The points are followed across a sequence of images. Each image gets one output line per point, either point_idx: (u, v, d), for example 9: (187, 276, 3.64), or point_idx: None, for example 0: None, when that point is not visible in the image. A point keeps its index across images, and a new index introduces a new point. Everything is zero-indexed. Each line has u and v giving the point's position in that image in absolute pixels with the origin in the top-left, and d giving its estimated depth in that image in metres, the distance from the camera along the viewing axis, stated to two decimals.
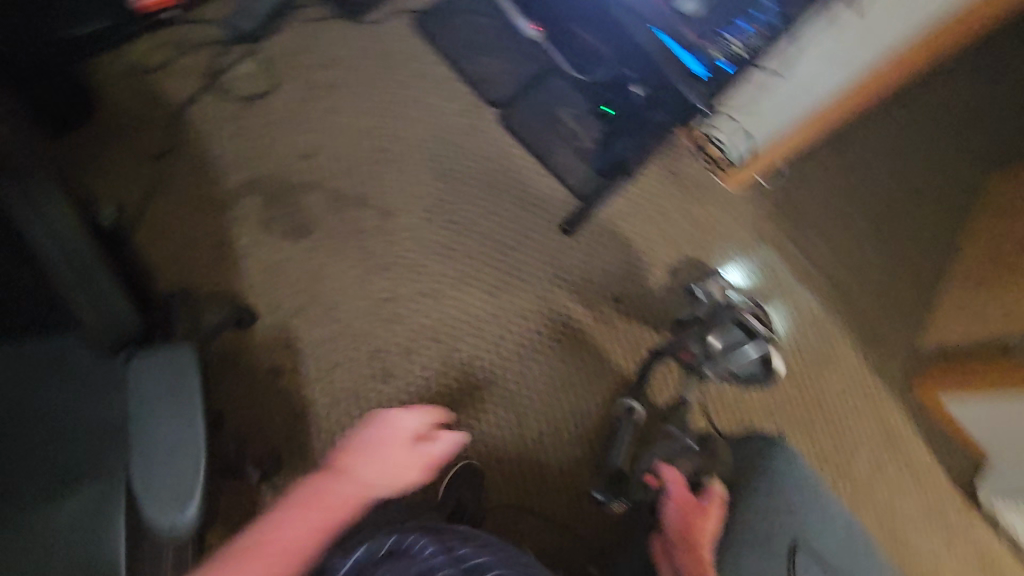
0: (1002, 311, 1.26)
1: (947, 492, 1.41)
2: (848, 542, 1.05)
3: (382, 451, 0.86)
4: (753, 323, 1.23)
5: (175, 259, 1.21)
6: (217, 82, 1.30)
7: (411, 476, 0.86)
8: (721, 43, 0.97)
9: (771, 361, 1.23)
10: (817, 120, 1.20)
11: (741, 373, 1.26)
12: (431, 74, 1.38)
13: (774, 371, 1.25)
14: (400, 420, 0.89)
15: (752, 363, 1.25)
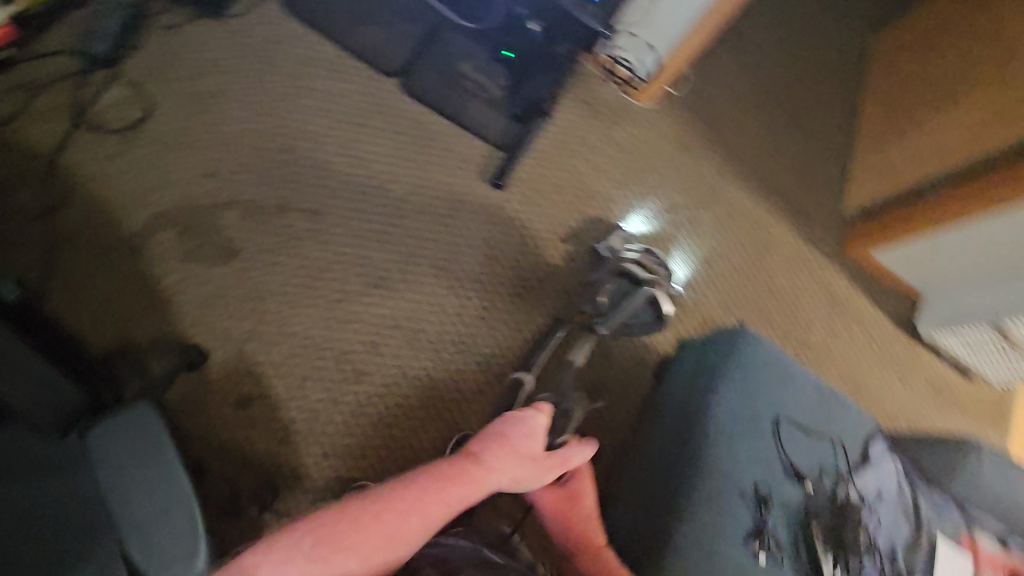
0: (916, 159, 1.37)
1: (897, 336, 1.53)
2: (823, 402, 1.06)
3: (521, 446, 0.97)
4: (636, 270, 1.21)
5: (97, 318, 1.09)
6: (86, 116, 1.16)
7: (528, 474, 0.97)
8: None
9: (661, 307, 1.20)
10: (702, 27, 1.22)
11: (639, 327, 1.22)
12: (318, 57, 1.29)
13: (667, 317, 1.21)
14: (534, 421, 1.01)
15: (649, 314, 1.21)
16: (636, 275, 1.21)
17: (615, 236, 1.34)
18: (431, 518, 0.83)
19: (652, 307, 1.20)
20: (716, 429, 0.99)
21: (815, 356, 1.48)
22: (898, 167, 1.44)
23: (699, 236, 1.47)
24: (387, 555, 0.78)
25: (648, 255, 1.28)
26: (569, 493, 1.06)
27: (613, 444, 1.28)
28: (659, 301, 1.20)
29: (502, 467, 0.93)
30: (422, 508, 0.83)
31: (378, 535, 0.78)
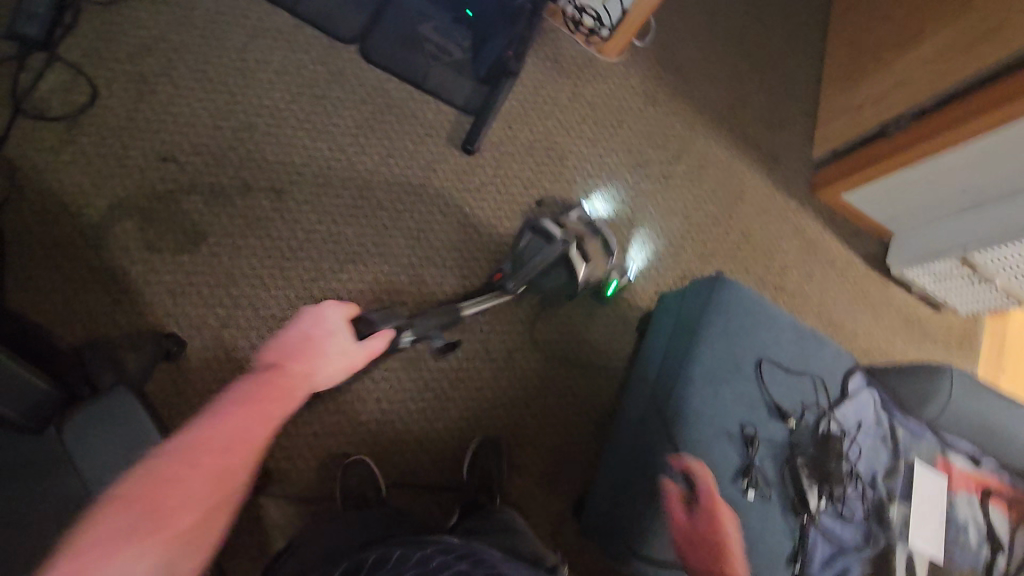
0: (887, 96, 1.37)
1: (868, 274, 1.57)
2: (801, 341, 1.09)
3: (321, 340, 0.80)
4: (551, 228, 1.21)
5: (59, 316, 1.03)
6: (26, 104, 1.08)
7: (344, 363, 0.80)
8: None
9: (574, 267, 1.20)
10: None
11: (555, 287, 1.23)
12: (270, 26, 1.23)
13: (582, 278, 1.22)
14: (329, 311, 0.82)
15: (564, 273, 1.22)
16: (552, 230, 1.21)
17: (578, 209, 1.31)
18: (245, 453, 0.61)
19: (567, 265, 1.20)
20: (701, 375, 1.01)
21: (792, 299, 1.50)
22: (864, 107, 1.46)
23: (673, 189, 1.46)
24: (230, 475, 0.59)
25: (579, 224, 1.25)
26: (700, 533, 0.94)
27: (600, 399, 1.30)
28: (574, 259, 1.19)
29: (310, 365, 0.76)
30: (226, 449, 0.60)
31: (202, 467, 0.58)
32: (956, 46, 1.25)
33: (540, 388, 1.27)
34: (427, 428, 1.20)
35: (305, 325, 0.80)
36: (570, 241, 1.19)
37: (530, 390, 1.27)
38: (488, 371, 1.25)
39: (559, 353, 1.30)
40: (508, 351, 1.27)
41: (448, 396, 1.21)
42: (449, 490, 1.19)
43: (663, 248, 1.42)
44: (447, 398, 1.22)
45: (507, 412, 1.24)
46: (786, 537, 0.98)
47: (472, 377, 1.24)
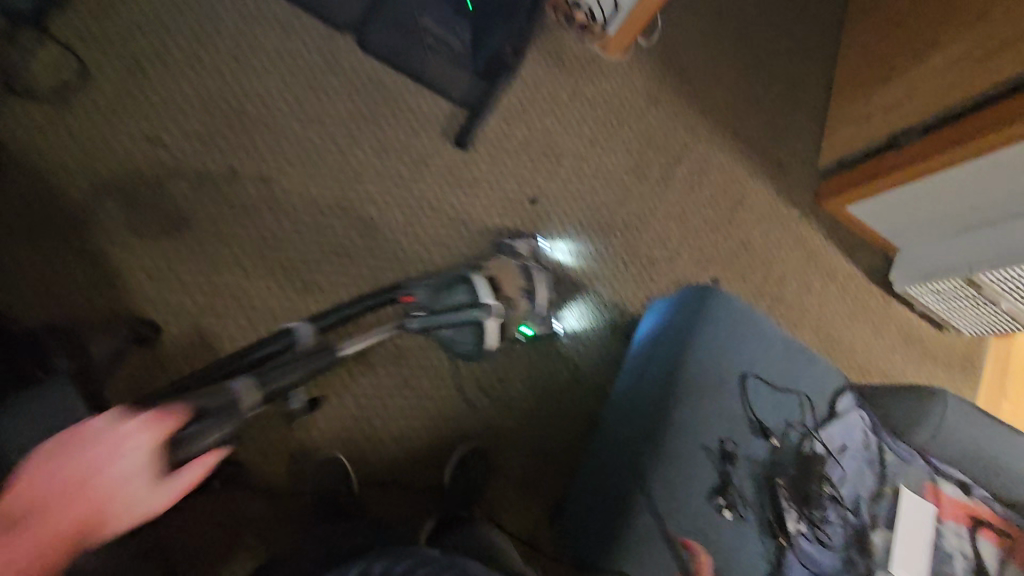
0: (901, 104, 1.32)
1: (869, 290, 1.53)
2: (790, 357, 1.05)
3: (104, 473, 0.60)
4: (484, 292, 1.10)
5: (36, 296, 1.02)
6: (14, 80, 1.07)
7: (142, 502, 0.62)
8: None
9: (482, 335, 1.09)
10: None
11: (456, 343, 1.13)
12: (265, 10, 1.21)
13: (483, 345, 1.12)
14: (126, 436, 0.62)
15: (470, 338, 1.11)
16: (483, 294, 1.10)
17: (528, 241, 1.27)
18: None
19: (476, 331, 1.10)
20: (683, 388, 0.98)
21: (788, 311, 1.46)
22: (874, 117, 1.41)
23: (672, 193, 1.43)
24: None
25: (513, 271, 1.18)
26: None
27: (583, 405, 1.28)
28: (485, 330, 1.09)
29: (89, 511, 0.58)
30: None
31: None
32: (971, 58, 1.19)
33: (522, 392, 1.25)
34: (405, 427, 1.18)
35: (98, 450, 0.60)
36: (494, 315, 1.08)
37: (512, 393, 1.24)
38: (470, 372, 1.23)
39: (544, 356, 1.27)
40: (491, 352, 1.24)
41: (427, 394, 1.20)
42: (425, 491, 1.18)
43: (658, 254, 1.39)
44: (427, 397, 1.20)
45: (487, 413, 1.23)
46: (761, 558, 0.96)
47: (453, 376, 1.22)
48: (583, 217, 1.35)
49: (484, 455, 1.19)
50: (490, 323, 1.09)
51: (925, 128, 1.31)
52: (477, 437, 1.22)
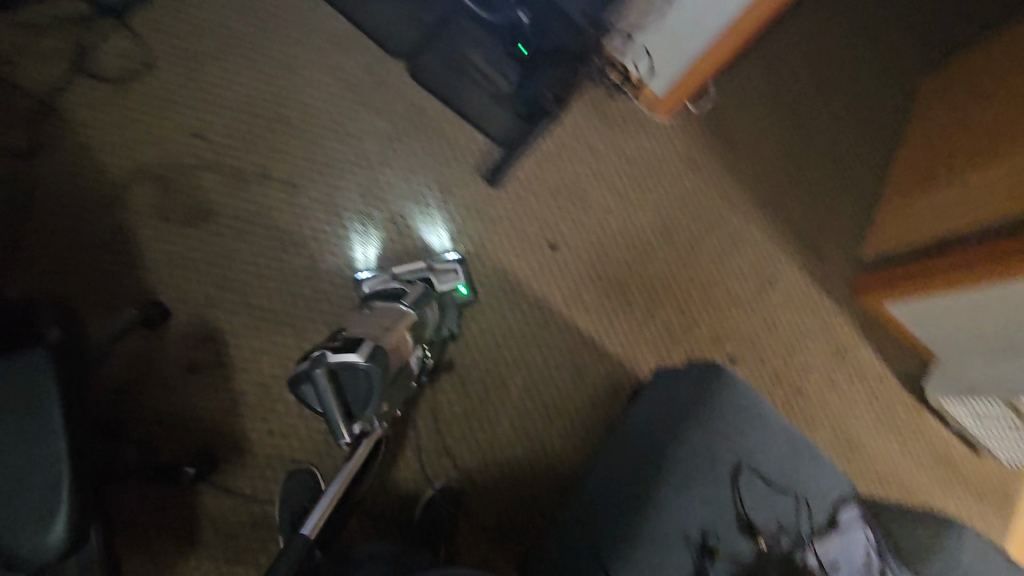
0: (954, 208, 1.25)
1: (898, 395, 1.44)
2: (793, 454, 0.98)
3: None
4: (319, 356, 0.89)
5: (62, 265, 1.07)
6: (86, 64, 1.15)
7: None
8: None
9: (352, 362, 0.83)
10: (711, 58, 1.20)
11: (368, 387, 0.86)
12: (327, 28, 1.27)
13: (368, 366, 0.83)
14: None
15: (358, 374, 0.84)
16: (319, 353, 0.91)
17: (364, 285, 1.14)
18: None
19: (348, 368, 0.84)
20: (671, 467, 0.92)
21: (804, 403, 1.39)
22: (924, 218, 1.34)
23: (698, 261, 1.39)
24: None
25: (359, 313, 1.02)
26: None
27: (571, 463, 1.22)
28: (344, 360, 0.83)
29: None
30: None
31: None
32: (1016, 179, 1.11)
33: (510, 437, 1.21)
34: (385, 453, 1.17)
35: None
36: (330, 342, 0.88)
37: (499, 437, 1.21)
38: (459, 408, 1.20)
39: (538, 404, 1.24)
40: (484, 391, 1.22)
41: (414, 423, 1.18)
42: (394, 524, 1.15)
43: (673, 319, 1.35)
44: (411, 425, 1.18)
45: (470, 454, 1.19)
46: None
47: (442, 409, 1.20)
48: (601, 269, 1.33)
49: (456, 498, 1.16)
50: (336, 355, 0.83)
51: (977, 236, 1.22)
52: (455, 477, 1.18)
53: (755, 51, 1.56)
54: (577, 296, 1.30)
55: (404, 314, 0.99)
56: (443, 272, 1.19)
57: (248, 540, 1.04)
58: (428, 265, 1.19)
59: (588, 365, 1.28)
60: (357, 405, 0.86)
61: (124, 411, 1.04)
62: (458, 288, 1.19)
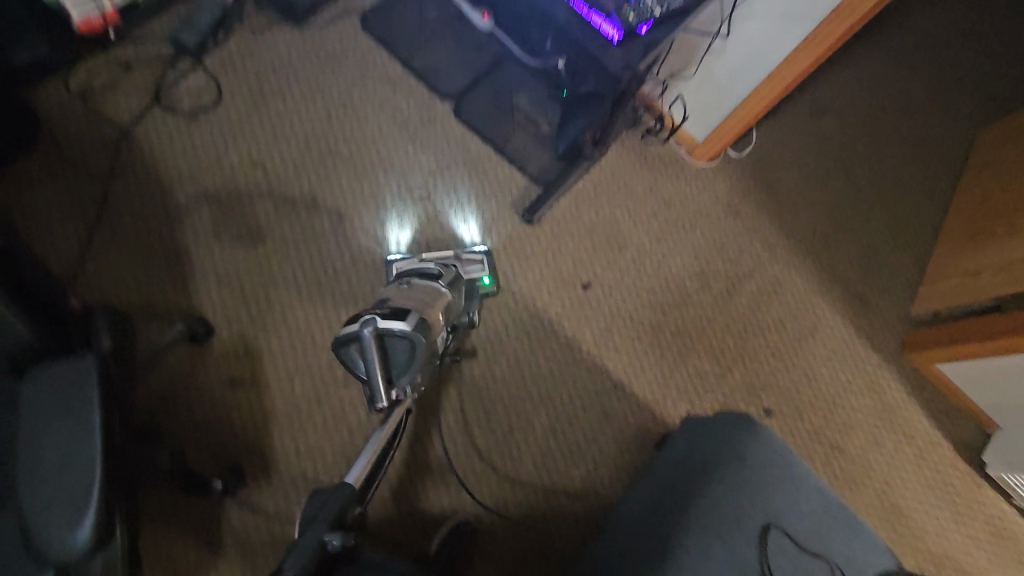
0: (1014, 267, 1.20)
1: (950, 462, 1.34)
2: (828, 518, 0.92)
3: None
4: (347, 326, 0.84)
5: (123, 280, 1.14)
6: (163, 97, 1.25)
7: None
8: (638, 5, 0.99)
9: (395, 329, 0.82)
10: (754, 102, 1.22)
11: (409, 356, 0.85)
12: (382, 70, 1.35)
13: (413, 334, 0.83)
14: None
15: (401, 343, 0.83)
16: (356, 332, 0.82)
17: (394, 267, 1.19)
18: None
19: (395, 335, 0.82)
20: (693, 520, 0.89)
21: (846, 464, 1.31)
22: (980, 274, 1.29)
23: (735, 308, 1.37)
24: None
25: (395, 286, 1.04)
26: None
27: (594, 507, 1.19)
28: (392, 327, 0.82)
29: None
30: None
31: None
32: None
33: (532, 475, 1.20)
34: (406, 482, 1.17)
35: None
36: (371, 319, 0.82)
37: (522, 475, 1.19)
38: (482, 440, 1.20)
39: (562, 443, 1.22)
40: (510, 426, 1.22)
41: (436, 453, 1.19)
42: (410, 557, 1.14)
43: (707, 366, 1.32)
44: (434, 456, 1.19)
45: (489, 489, 1.18)
46: None
47: (464, 441, 1.20)
48: (634, 310, 1.32)
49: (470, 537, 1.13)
50: (386, 320, 0.83)
51: None
52: (474, 512, 1.17)
53: (801, 99, 1.55)
54: (608, 336, 1.30)
55: (440, 293, 0.99)
56: (469, 262, 1.24)
57: (267, 559, 1.05)
58: (456, 253, 1.24)
59: (615, 406, 1.26)
60: (397, 373, 0.84)
61: (162, 421, 1.09)
62: (481, 277, 1.23)
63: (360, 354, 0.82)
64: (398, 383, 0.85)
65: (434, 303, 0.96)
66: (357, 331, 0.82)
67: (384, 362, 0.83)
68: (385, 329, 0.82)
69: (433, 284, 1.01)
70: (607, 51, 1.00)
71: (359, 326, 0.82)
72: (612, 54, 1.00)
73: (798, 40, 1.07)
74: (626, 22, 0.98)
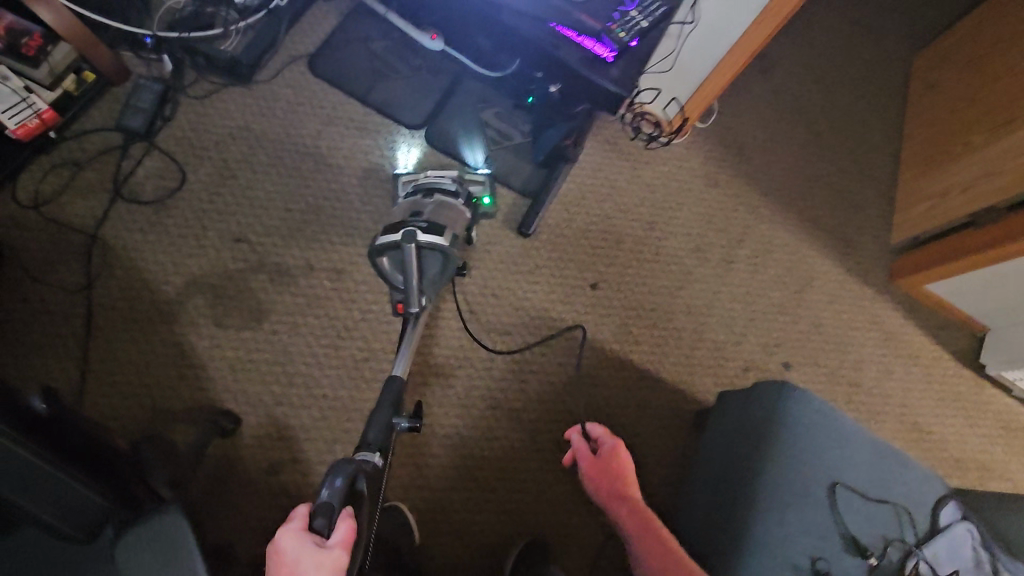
0: (997, 177, 1.26)
1: (955, 373, 1.43)
2: (882, 463, 0.97)
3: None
4: (387, 236, 0.94)
5: (133, 390, 1.09)
6: (124, 190, 1.18)
7: None
8: (625, 22, 0.94)
9: (431, 242, 0.94)
10: (724, 71, 1.20)
11: (442, 266, 0.97)
12: (344, 114, 1.31)
13: (449, 248, 0.95)
14: None
15: (436, 254, 0.95)
16: (397, 240, 0.94)
17: (401, 181, 1.18)
18: None
19: (430, 248, 0.94)
20: (763, 497, 0.93)
21: (865, 398, 1.39)
22: (949, 195, 1.38)
23: (736, 275, 1.41)
24: None
25: (416, 201, 1.11)
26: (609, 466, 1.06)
27: (650, 499, 1.23)
28: (430, 241, 0.93)
29: None
30: None
31: None
32: None
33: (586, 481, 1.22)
34: (469, 521, 1.17)
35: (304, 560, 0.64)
36: (413, 232, 0.93)
37: (577, 484, 1.22)
38: (531, 460, 1.22)
39: None
40: (555, 439, 1.24)
41: (491, 485, 1.19)
42: None
43: (722, 336, 1.36)
44: (488, 488, 1.19)
45: (551, 506, 1.20)
46: None
47: (515, 465, 1.21)
48: (644, 299, 1.35)
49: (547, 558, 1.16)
50: (425, 233, 0.94)
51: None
52: (541, 532, 1.19)
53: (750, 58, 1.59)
54: (625, 330, 1.32)
55: (462, 212, 1.09)
56: (470, 181, 1.18)
57: None
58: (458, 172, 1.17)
59: (648, 394, 1.29)
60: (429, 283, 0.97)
61: (212, 525, 1.05)
62: (481, 197, 1.19)
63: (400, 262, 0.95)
64: (427, 293, 0.98)
65: (457, 222, 1.06)
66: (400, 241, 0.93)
67: (420, 272, 0.95)
68: (424, 242, 0.94)
69: (454, 202, 1.09)
70: (603, 71, 0.96)
71: (400, 236, 0.93)
72: (612, 78, 0.96)
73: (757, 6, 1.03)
74: (618, 40, 0.94)
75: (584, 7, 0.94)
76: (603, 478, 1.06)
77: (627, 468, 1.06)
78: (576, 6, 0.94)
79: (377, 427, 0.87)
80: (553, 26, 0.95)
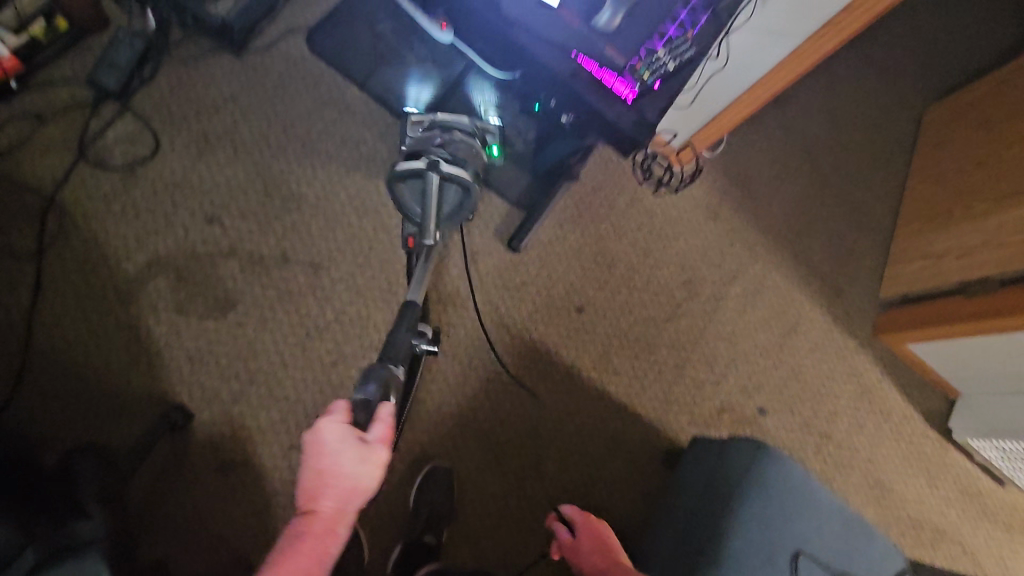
0: (993, 251, 1.25)
1: (925, 435, 1.44)
2: (846, 534, 0.97)
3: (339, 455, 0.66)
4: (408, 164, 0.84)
5: (79, 371, 1.02)
6: (90, 153, 1.10)
7: None
8: (651, 61, 0.86)
9: (452, 177, 0.85)
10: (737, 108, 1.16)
11: (461, 201, 0.88)
12: (338, 97, 1.22)
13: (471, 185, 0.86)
14: None
15: (454, 190, 0.86)
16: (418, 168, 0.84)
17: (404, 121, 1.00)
18: None
19: (455, 181, 0.85)
20: (727, 560, 0.90)
21: (834, 451, 1.39)
22: (944, 258, 1.36)
23: (723, 314, 1.38)
24: None
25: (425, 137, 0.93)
26: (589, 544, 1.04)
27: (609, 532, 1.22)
28: (454, 173, 0.84)
29: None
30: None
31: None
32: None
33: (547, 509, 1.20)
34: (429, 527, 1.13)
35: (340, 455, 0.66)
36: (438, 161, 0.84)
37: (538, 511, 1.19)
38: (494, 483, 1.18)
39: (573, 475, 1.22)
40: (521, 464, 1.20)
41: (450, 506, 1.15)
42: None
43: (702, 375, 1.34)
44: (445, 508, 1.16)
45: (510, 532, 1.17)
46: None
47: (476, 486, 1.18)
48: (628, 329, 1.31)
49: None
50: (450, 167, 0.84)
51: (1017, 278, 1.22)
52: (496, 558, 1.16)
53: None
54: (605, 359, 1.28)
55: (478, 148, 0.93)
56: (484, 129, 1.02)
57: None
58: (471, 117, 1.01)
59: (622, 426, 1.26)
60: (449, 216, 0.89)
61: (151, 523, 1.00)
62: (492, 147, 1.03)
63: (419, 191, 0.85)
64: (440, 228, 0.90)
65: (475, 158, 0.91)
66: (422, 168, 0.83)
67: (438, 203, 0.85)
68: (447, 173, 0.84)
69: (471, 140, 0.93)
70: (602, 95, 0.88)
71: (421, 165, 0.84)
72: (614, 109, 0.88)
73: (785, 53, 1.00)
74: (642, 80, 0.86)
75: (609, 37, 0.84)
76: (585, 554, 1.02)
77: (605, 539, 1.05)
78: (604, 36, 0.84)
79: (397, 345, 0.80)
80: (575, 55, 0.86)
